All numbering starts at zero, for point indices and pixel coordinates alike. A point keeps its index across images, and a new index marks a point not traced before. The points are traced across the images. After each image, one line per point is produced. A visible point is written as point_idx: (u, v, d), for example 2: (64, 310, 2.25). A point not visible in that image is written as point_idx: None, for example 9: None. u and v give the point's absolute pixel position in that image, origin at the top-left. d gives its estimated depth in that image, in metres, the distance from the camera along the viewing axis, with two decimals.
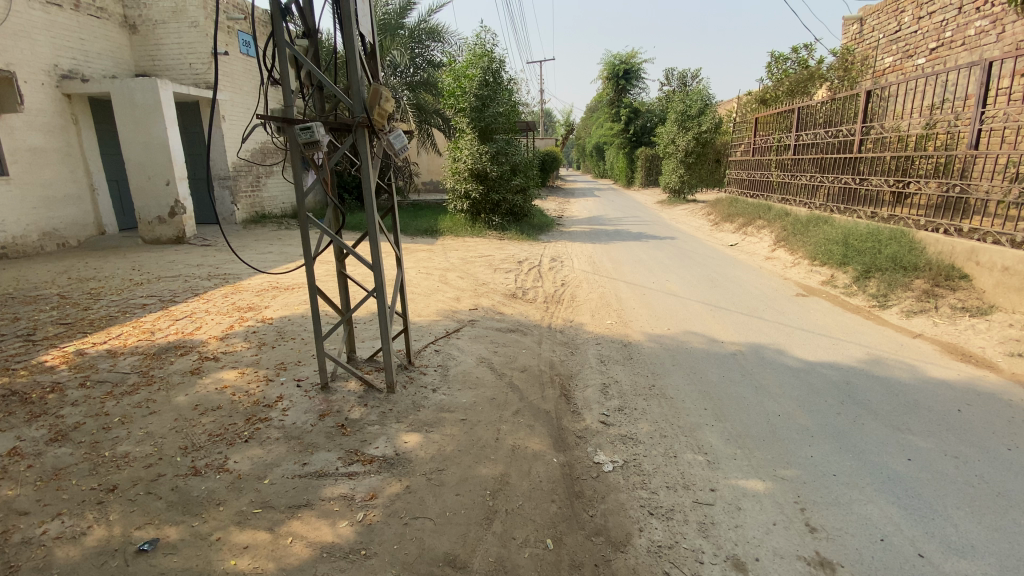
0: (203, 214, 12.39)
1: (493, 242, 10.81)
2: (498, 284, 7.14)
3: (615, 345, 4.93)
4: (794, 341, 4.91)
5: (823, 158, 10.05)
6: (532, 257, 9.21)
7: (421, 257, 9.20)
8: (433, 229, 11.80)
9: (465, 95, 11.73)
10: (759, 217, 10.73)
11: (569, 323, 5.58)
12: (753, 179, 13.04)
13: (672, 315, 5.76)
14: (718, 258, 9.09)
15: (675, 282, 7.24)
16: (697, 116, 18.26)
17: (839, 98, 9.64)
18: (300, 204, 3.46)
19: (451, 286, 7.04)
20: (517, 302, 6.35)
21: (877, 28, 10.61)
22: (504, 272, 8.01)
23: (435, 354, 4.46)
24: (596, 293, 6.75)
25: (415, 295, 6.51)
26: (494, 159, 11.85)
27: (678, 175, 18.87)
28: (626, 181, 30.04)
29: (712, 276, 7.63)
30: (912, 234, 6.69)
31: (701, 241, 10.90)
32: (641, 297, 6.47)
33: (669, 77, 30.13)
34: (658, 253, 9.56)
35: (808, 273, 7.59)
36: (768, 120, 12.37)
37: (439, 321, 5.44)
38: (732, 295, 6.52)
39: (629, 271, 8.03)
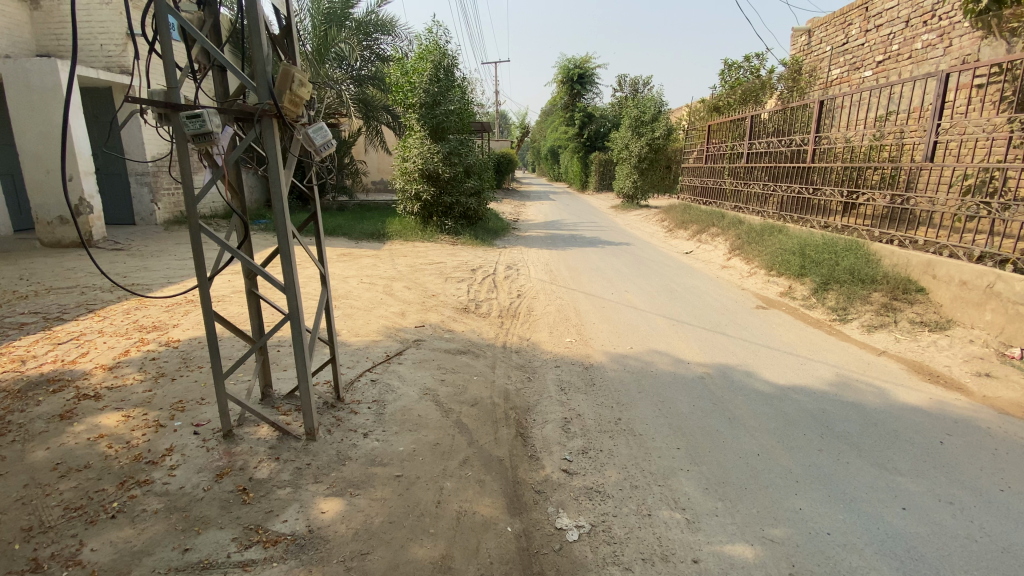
0: (118, 213, 11.11)
1: (444, 247, 10.17)
2: (448, 296, 6.54)
3: (575, 368, 4.44)
4: (763, 359, 4.61)
5: (776, 167, 10.04)
6: (485, 265, 8.67)
7: (364, 264, 8.46)
8: (380, 232, 11.02)
9: (415, 91, 11.10)
10: (712, 225, 10.65)
11: (524, 341, 5.07)
12: (706, 186, 13.02)
13: (635, 331, 5.36)
14: (675, 267, 8.87)
15: (635, 293, 6.87)
16: (651, 122, 18.31)
17: (790, 108, 9.71)
18: (191, 212, 2.77)
19: (394, 299, 6.37)
20: (468, 317, 5.79)
21: (824, 40, 10.81)
22: (456, 281, 7.42)
23: (370, 385, 3.85)
24: (554, 307, 6.28)
25: (352, 310, 5.80)
26: (446, 159, 11.22)
27: (632, 180, 18.87)
28: (580, 184, 30.07)
29: (671, 286, 7.34)
30: (867, 245, 6.63)
31: (657, 248, 10.70)
32: (600, 310, 6.05)
33: (621, 83, 30.43)
34: (616, 261, 9.25)
35: (766, 283, 7.39)
36: (720, 127, 12.37)
37: (378, 342, 4.80)
38: (694, 308, 6.21)
39: (587, 281, 7.61)
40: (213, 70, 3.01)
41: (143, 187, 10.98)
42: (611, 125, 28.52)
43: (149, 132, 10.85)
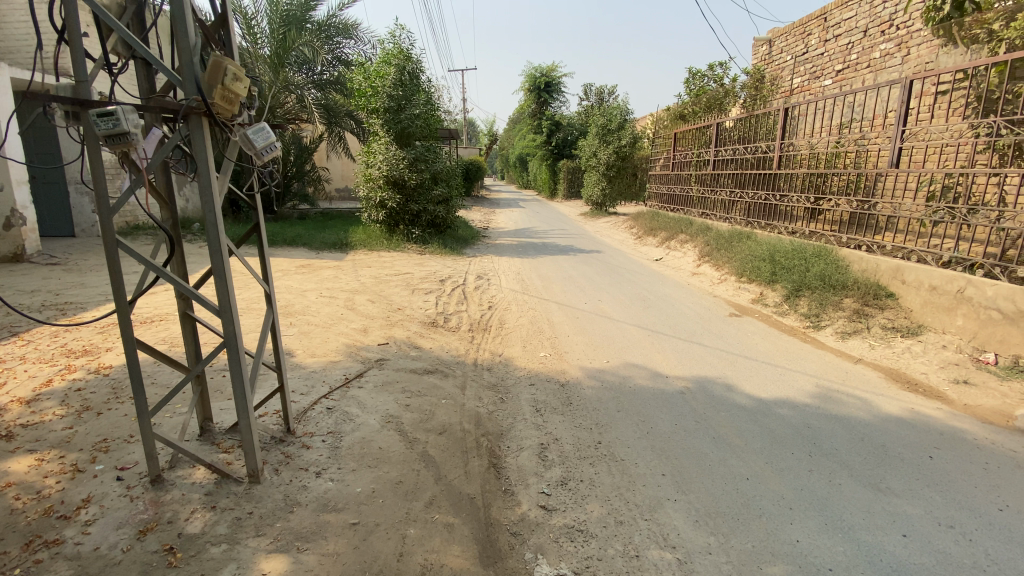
0: (54, 225, 10.18)
1: (411, 257, 9.80)
2: (413, 309, 6.19)
3: (551, 386, 4.15)
4: (742, 370, 4.45)
5: (741, 174, 10.08)
6: (453, 275, 8.35)
7: (325, 276, 8.01)
8: (342, 242, 10.55)
9: (378, 95, 10.74)
10: (681, 232, 10.65)
11: (496, 356, 4.78)
12: (673, 193, 13.06)
13: (610, 342, 5.13)
14: (646, 274, 8.77)
15: (609, 303, 6.67)
16: (617, 130, 18.42)
17: (754, 116, 9.83)
18: (104, 225, 2.37)
19: (356, 313, 5.98)
20: (435, 331, 5.46)
21: (785, 49, 11.06)
22: (422, 293, 7.07)
23: (326, 414, 3.51)
24: (525, 318, 6.01)
25: (309, 328, 5.39)
26: (412, 165, 10.86)
27: (600, 187, 18.92)
28: (549, 192, 30.09)
29: (645, 295, 7.19)
30: (835, 251, 6.63)
31: (627, 256, 10.60)
32: (574, 322, 5.82)
33: (587, 92, 30.72)
34: (586, 270, 9.08)
35: (736, 290, 7.26)
36: (686, 135, 12.44)
37: (337, 364, 4.43)
38: (669, 318, 6.04)
39: (559, 291, 7.37)
40: (133, 61, 2.63)
41: (83, 196, 10.18)
42: (578, 133, 28.70)
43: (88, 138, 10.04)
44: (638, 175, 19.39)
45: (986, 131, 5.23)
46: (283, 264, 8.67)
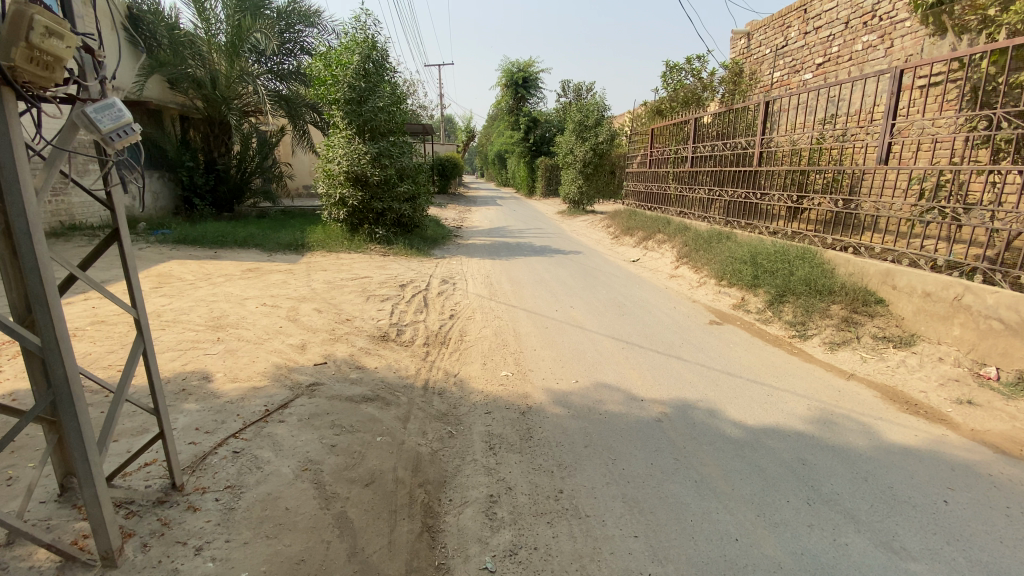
0: None
1: (372, 259, 9.12)
2: (363, 320, 5.55)
3: (509, 414, 3.56)
4: (726, 389, 3.96)
5: (719, 171, 9.67)
6: (416, 278, 7.73)
7: (273, 282, 7.28)
8: (298, 243, 9.77)
9: (338, 85, 10.00)
10: (658, 231, 10.20)
11: (448, 376, 4.20)
12: (650, 191, 12.62)
13: (579, 357, 4.58)
14: (621, 277, 8.26)
15: (581, 310, 6.13)
16: (594, 126, 17.97)
17: (733, 110, 9.42)
18: None
19: (297, 326, 5.31)
20: (384, 345, 4.84)
21: (764, 42, 10.72)
22: (377, 301, 6.42)
23: (229, 460, 2.88)
24: (488, 329, 5.43)
25: (237, 345, 4.71)
26: (375, 161, 10.15)
27: (577, 185, 18.42)
28: (527, 189, 29.50)
29: (620, 300, 6.68)
30: (820, 253, 6.23)
31: (603, 257, 10.09)
32: (542, 333, 5.26)
33: (565, 89, 30.26)
34: (559, 272, 8.53)
35: (716, 294, 6.80)
36: (664, 131, 12.00)
37: (259, 392, 3.79)
38: (646, 326, 5.54)
39: (529, 296, 6.80)
40: None
41: None
42: (556, 130, 28.22)
43: None
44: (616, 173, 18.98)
45: (983, 125, 4.86)
46: (228, 268, 7.91)
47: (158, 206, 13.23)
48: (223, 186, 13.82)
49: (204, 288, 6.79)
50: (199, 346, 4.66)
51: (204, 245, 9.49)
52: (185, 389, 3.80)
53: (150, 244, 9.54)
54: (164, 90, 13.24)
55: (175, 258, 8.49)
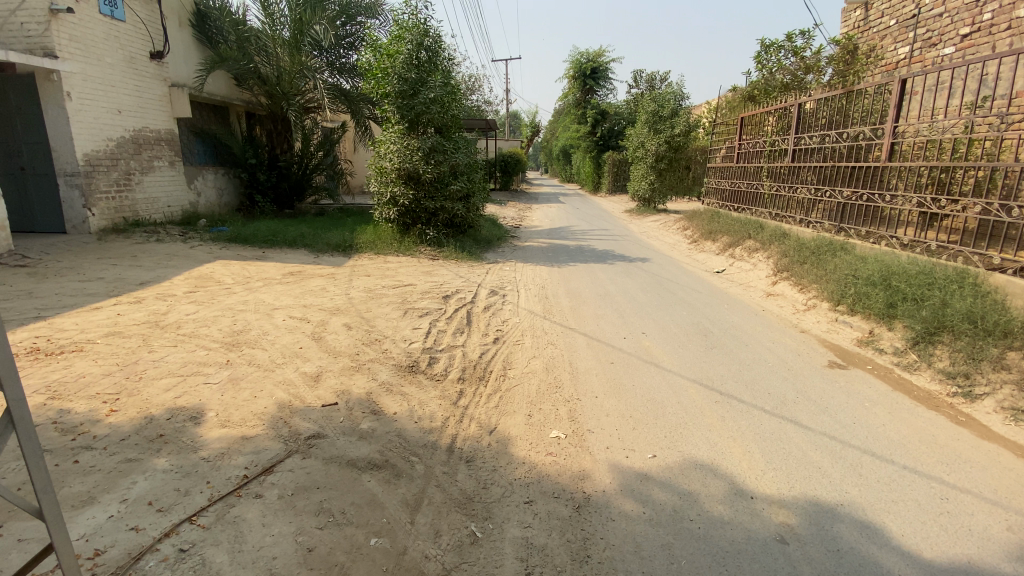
0: (48, 221, 9.46)
1: (421, 263, 8.41)
2: (395, 342, 4.71)
3: (559, 506, 2.56)
4: (876, 487, 2.73)
5: (828, 167, 8.04)
6: (463, 288, 6.87)
7: (311, 288, 6.70)
8: (348, 243, 9.25)
9: (388, 77, 9.40)
10: (748, 237, 8.73)
11: (483, 433, 3.24)
12: (738, 189, 11.00)
13: (656, 413, 3.48)
14: (703, 292, 6.96)
15: (656, 338, 4.97)
16: (669, 118, 16.44)
17: (848, 93, 7.81)
18: None
19: (319, 347, 4.58)
20: (412, 378, 3.97)
21: (888, 12, 8.94)
22: (417, 315, 5.61)
23: (166, 568, 2.10)
24: (539, 361, 4.41)
25: (245, 373, 4.02)
26: (428, 157, 9.46)
27: (648, 181, 16.93)
28: (593, 186, 28.11)
29: (704, 324, 5.45)
30: (982, 277, 4.70)
31: (679, 265, 8.77)
32: (606, 372, 4.18)
33: (637, 79, 28.55)
34: (628, 284, 7.36)
35: (832, 324, 5.39)
36: (758, 120, 10.37)
37: (245, 445, 3.02)
38: (742, 368, 4.32)
39: (591, 316, 5.72)
40: None
41: (73, 189, 9.26)
42: (625, 123, 26.60)
43: (76, 125, 9.12)
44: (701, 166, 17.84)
45: None
46: (269, 271, 7.45)
47: (223, 202, 13.38)
48: (284, 183, 13.77)
49: (238, 294, 6.31)
50: (202, 372, 4.02)
51: (253, 244, 9.19)
52: (164, 437, 3.11)
53: (202, 241, 9.41)
54: (230, 87, 13.31)
55: (221, 258, 8.19)
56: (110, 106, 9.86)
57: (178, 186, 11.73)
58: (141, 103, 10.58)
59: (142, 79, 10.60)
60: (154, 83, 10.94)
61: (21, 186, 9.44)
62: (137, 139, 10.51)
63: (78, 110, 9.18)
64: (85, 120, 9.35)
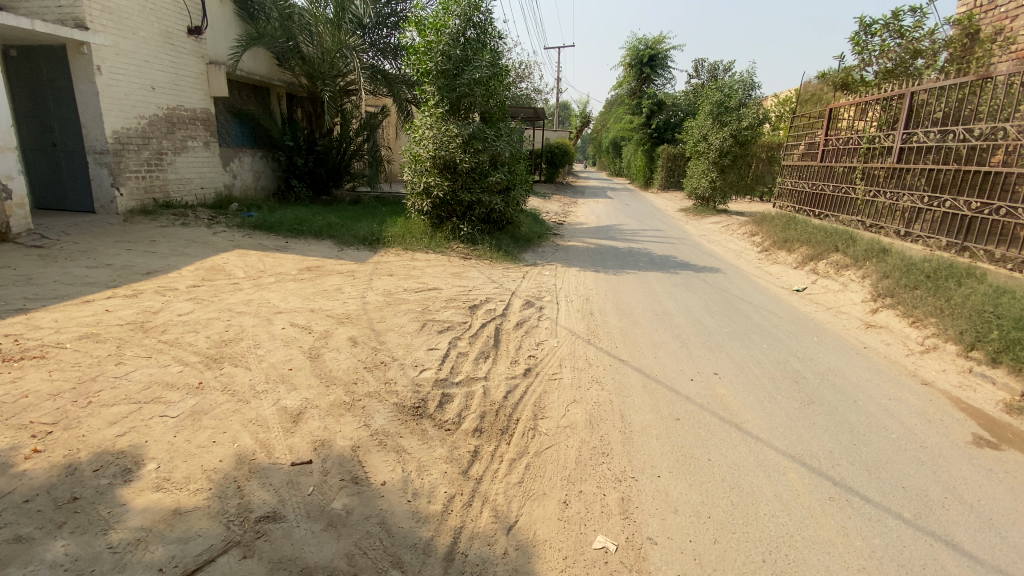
0: (78, 199, 9.17)
1: (453, 263, 7.56)
2: (404, 366, 3.83)
3: None
4: None
5: (942, 172, 6.56)
6: (494, 297, 5.95)
7: (326, 287, 5.95)
8: (376, 235, 8.51)
9: (430, 54, 8.52)
10: (836, 251, 7.37)
11: (497, 531, 2.33)
12: (821, 192, 9.50)
13: (745, 516, 2.46)
14: (783, 317, 5.76)
15: (732, 383, 3.89)
16: (737, 109, 14.86)
17: (975, 83, 6.30)
18: None
19: (313, 369, 3.77)
20: (415, 425, 3.08)
21: None
22: (438, 330, 4.73)
23: None
24: (581, 408, 3.44)
25: (213, 404, 3.24)
26: (466, 144, 8.57)
27: (708, 179, 15.45)
28: (644, 181, 26.60)
29: (793, 365, 4.30)
30: None
31: (748, 278, 7.53)
32: (670, 433, 3.17)
33: (698, 68, 26.70)
34: (689, 300, 6.23)
35: (966, 379, 4.14)
36: (855, 113, 8.83)
37: (172, 527, 2.22)
38: (856, 440, 3.20)
39: (646, 344, 4.66)
40: None
41: (103, 167, 8.91)
42: (684, 115, 24.88)
43: (105, 100, 8.73)
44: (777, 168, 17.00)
45: None
46: (285, 264, 6.77)
47: (259, 185, 13.01)
48: (321, 168, 13.26)
49: (243, 291, 5.62)
50: (164, 399, 3.28)
51: (278, 233, 8.59)
52: (76, 503, 2.34)
53: (227, 227, 8.90)
54: (272, 66, 12.81)
55: (240, 247, 7.60)
56: (143, 83, 9.45)
57: (213, 167, 11.35)
58: (175, 79, 10.13)
59: (178, 55, 10.16)
60: (191, 60, 10.49)
61: (53, 162, 9.21)
62: (170, 118, 10.10)
63: (108, 86, 8.79)
64: (117, 97, 8.97)
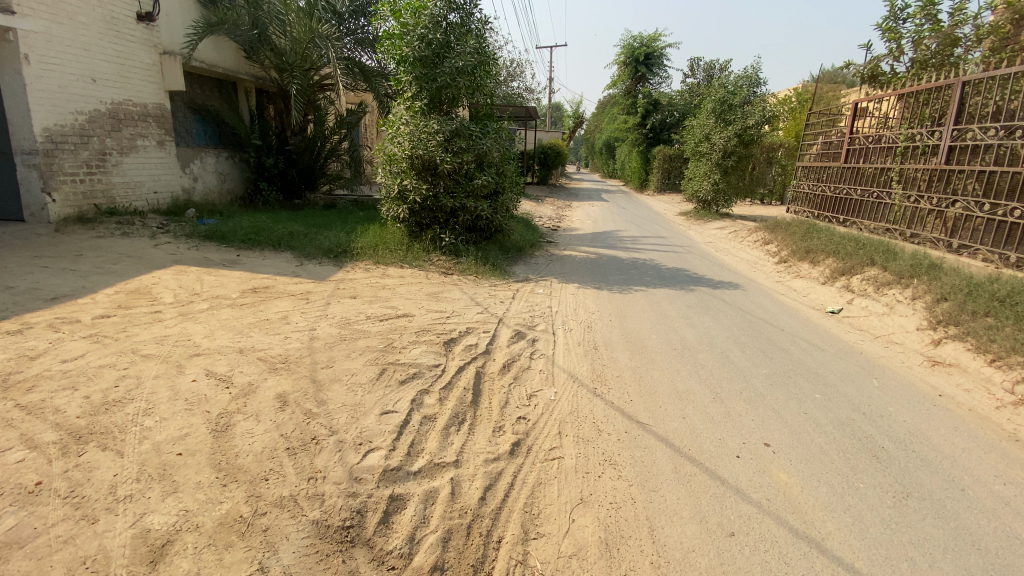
0: (4, 206, 8.00)
1: (431, 280, 6.49)
2: (343, 445, 2.76)
3: None
4: None
5: (1007, 173, 5.60)
6: (476, 326, 4.88)
7: (269, 315, 4.85)
8: (344, 247, 7.42)
9: (405, 38, 7.45)
10: (874, 266, 6.39)
11: None
12: (845, 197, 8.53)
13: None
14: (827, 350, 4.74)
15: (795, 463, 2.86)
16: (742, 106, 13.90)
17: None
18: None
19: (212, 453, 2.69)
20: (339, 564, 2.05)
21: None
22: (400, 377, 3.64)
23: None
24: (591, 515, 2.40)
25: (41, 527, 2.17)
26: (448, 143, 7.51)
27: (710, 181, 14.50)
28: (639, 184, 25.68)
29: (862, 429, 3.29)
30: None
31: (772, 297, 6.53)
32: (727, 564, 2.13)
33: (694, 67, 25.90)
34: (712, 327, 5.20)
35: None
36: (892, 109, 7.85)
37: None
38: (994, 570, 2.19)
39: (670, 395, 3.61)
40: None
41: (31, 170, 7.74)
42: (680, 114, 24.01)
43: (34, 93, 7.57)
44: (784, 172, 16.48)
45: None
46: (228, 285, 5.67)
47: (224, 189, 11.86)
48: (292, 169, 12.12)
49: (163, 323, 4.51)
50: None
51: (230, 244, 7.46)
52: None
53: (174, 238, 7.76)
54: (238, 58, 11.69)
55: (180, 262, 6.47)
56: (81, 73, 8.28)
57: (169, 170, 10.19)
58: (122, 71, 8.98)
59: (125, 44, 8.99)
60: (142, 50, 9.33)
61: None
62: (116, 113, 8.93)
63: (37, 77, 7.61)
64: (48, 90, 7.79)
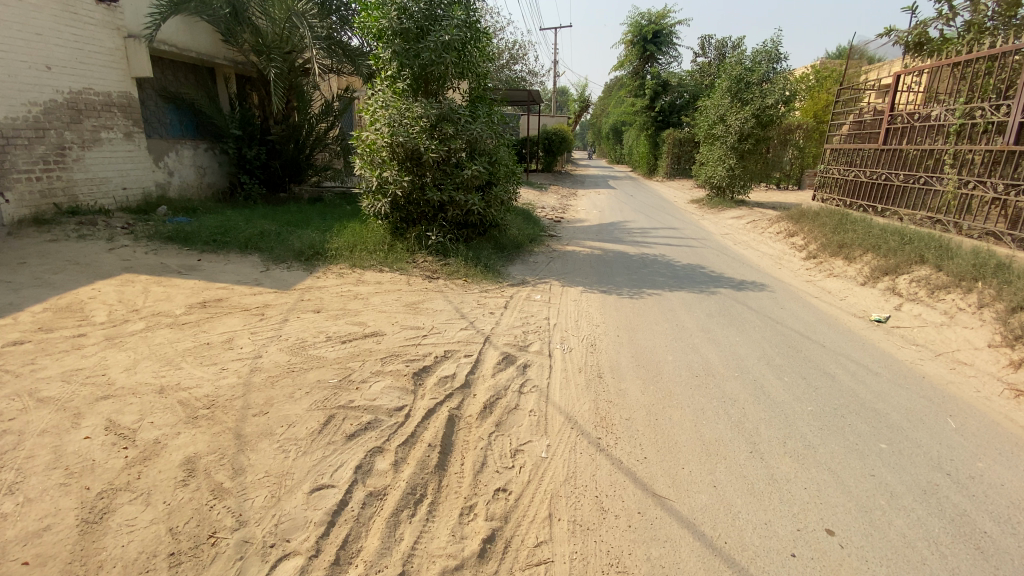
0: None
1: (413, 287, 5.72)
2: (248, 552, 2.02)
3: None
4: None
5: None
6: (457, 348, 4.10)
7: (211, 336, 4.09)
8: (319, 248, 6.65)
9: (383, 9, 6.56)
10: (925, 265, 5.51)
11: None
12: (884, 183, 7.58)
13: None
14: (883, 374, 3.88)
15: (873, 567, 2.06)
16: (760, 84, 12.85)
17: None
18: None
19: (65, 564, 1.96)
20: None
21: None
22: (350, 427, 2.87)
23: None
24: None
25: None
26: (434, 129, 6.67)
27: (725, 166, 13.50)
28: (648, 170, 24.62)
29: (952, 500, 2.47)
30: None
31: (805, 301, 5.66)
32: None
33: (705, 45, 24.65)
34: (740, 345, 4.36)
35: None
36: (942, 82, 6.87)
37: None
38: None
39: (696, 450, 2.81)
40: None
41: None
42: (690, 96, 22.88)
43: None
44: (801, 155, 15.46)
45: None
46: (177, 298, 4.93)
47: (204, 183, 11.13)
48: (276, 160, 11.32)
49: (81, 351, 3.78)
50: None
51: (194, 246, 6.72)
52: None
53: (134, 239, 7.03)
54: (215, 40, 10.82)
55: (131, 270, 5.74)
56: (33, 60, 7.53)
57: (141, 164, 9.46)
58: (81, 56, 8.20)
59: (83, 27, 8.20)
60: (103, 34, 8.54)
61: None
62: (76, 103, 8.18)
63: None
64: None
